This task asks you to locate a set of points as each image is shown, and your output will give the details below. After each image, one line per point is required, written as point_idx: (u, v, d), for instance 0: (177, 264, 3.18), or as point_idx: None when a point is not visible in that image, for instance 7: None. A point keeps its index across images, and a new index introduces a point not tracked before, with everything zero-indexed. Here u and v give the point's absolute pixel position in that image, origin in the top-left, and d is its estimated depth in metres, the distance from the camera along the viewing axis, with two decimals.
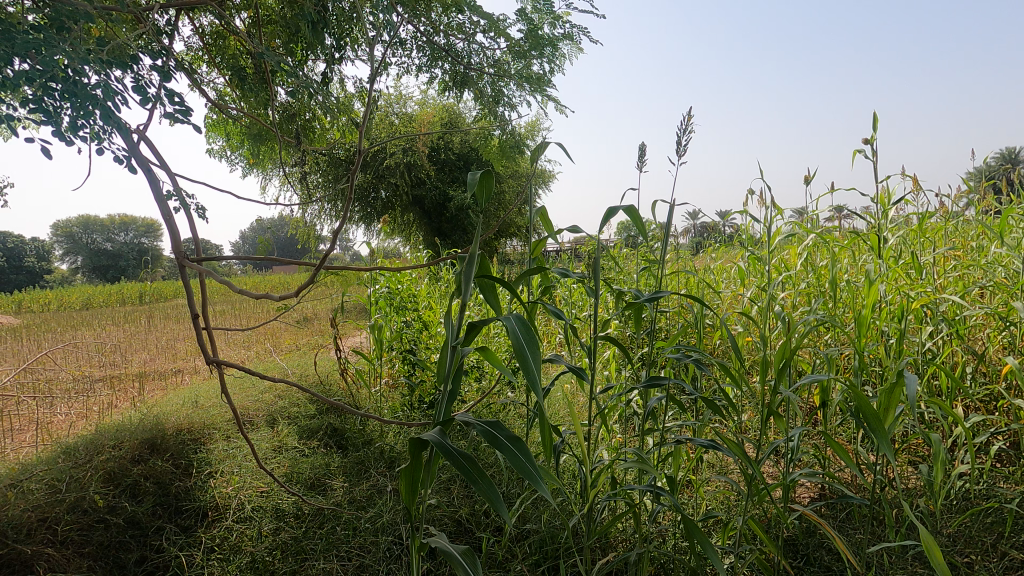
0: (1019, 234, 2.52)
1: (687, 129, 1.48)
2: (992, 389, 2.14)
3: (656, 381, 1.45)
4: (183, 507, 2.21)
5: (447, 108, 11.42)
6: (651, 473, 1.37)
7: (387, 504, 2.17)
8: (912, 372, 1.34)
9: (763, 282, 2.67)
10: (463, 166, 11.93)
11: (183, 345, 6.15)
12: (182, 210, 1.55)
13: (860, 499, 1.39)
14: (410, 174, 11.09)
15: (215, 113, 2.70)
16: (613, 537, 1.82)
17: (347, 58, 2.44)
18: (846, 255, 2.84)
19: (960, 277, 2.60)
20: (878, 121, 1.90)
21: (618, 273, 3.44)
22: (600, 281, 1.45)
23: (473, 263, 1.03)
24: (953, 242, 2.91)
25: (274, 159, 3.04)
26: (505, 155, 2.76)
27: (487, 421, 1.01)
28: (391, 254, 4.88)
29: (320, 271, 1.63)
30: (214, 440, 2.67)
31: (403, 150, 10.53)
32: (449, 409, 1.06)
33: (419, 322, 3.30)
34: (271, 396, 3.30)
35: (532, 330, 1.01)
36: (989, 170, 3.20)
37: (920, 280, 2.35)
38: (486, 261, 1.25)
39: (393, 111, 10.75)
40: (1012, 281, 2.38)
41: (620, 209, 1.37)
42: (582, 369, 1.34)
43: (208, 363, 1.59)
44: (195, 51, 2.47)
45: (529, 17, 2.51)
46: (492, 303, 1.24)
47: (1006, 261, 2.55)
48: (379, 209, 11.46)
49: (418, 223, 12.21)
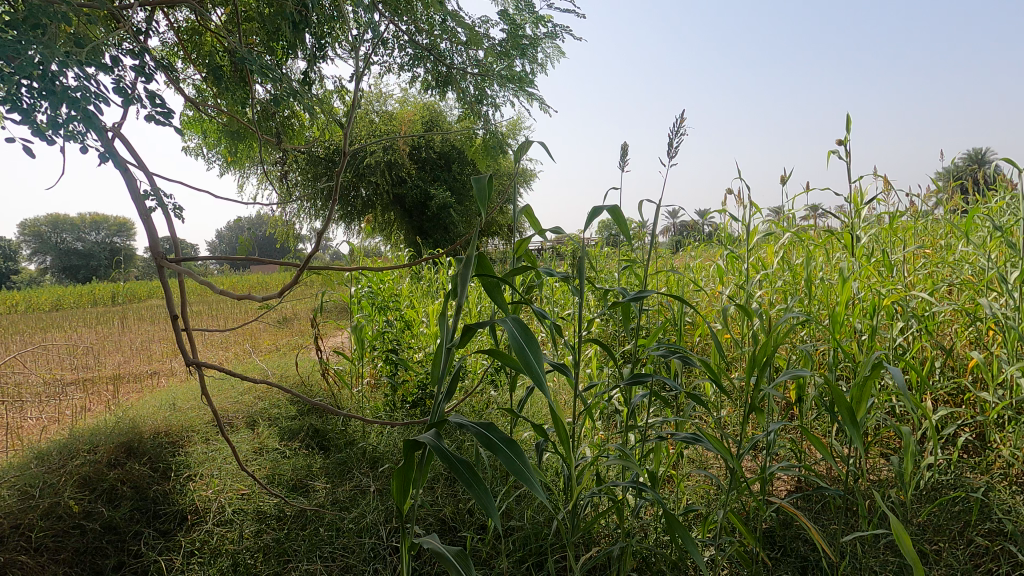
0: (985, 232, 2.62)
1: (679, 130, 1.47)
2: (960, 383, 2.22)
3: (640, 379, 1.47)
4: (162, 511, 2.17)
5: (428, 106, 11.38)
6: (635, 469, 1.39)
7: (370, 505, 2.16)
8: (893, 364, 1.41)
9: (741, 280, 2.72)
10: (444, 164, 11.89)
11: (158, 347, 6.04)
12: (160, 209, 1.53)
13: (834, 490, 1.45)
14: (391, 173, 11.05)
15: (190, 111, 2.66)
16: (596, 533, 1.84)
17: (327, 58, 2.42)
18: (821, 253, 2.91)
19: (929, 274, 2.69)
20: (850, 122, 2.00)
21: (599, 272, 3.47)
22: (586, 281, 1.46)
23: (470, 265, 1.03)
24: (922, 240, 3.00)
25: (252, 158, 3.00)
26: (486, 154, 2.77)
27: (482, 424, 1.01)
28: (372, 252, 4.85)
29: (304, 271, 1.62)
30: (193, 443, 2.62)
31: (384, 149, 10.49)
32: (444, 410, 1.06)
33: (401, 321, 3.30)
34: (251, 398, 3.26)
35: (531, 333, 1.01)
36: (957, 170, 3.31)
37: (891, 278, 2.42)
38: (487, 262, 1.24)
39: (373, 109, 10.69)
40: (978, 278, 2.47)
41: (604, 209, 1.39)
42: (567, 369, 1.37)
43: (188, 364, 1.57)
44: (170, 47, 2.43)
45: (510, 17, 2.51)
46: (493, 302, 1.23)
47: (972, 259, 2.64)
48: (360, 208, 11.38)
49: (399, 222, 12.14)
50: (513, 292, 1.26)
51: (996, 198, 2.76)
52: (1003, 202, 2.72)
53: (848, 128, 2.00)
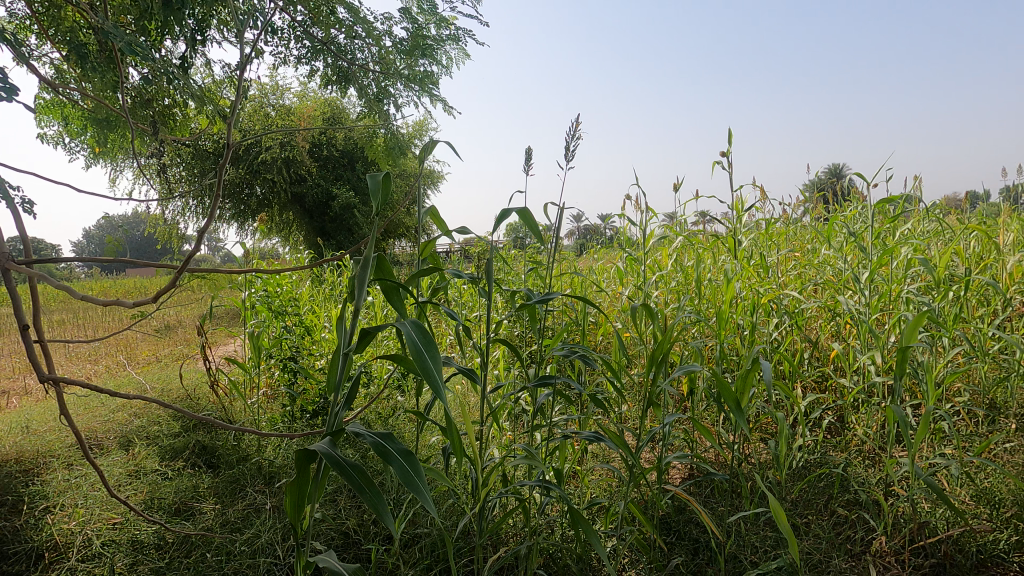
0: (841, 238, 2.97)
1: (574, 135, 1.61)
2: (824, 372, 2.50)
3: (545, 379, 1.50)
4: (11, 551, 1.89)
5: (329, 102, 10.93)
6: (540, 468, 1.42)
7: (266, 524, 2.02)
8: (768, 360, 1.55)
9: (639, 281, 2.87)
10: (347, 163, 11.49)
11: (8, 361, 5.27)
12: (3, 204, 1.33)
13: (721, 475, 1.57)
14: (289, 170, 10.48)
15: (46, 93, 2.35)
16: (504, 533, 1.85)
17: (213, 44, 2.25)
18: (708, 256, 3.15)
19: (798, 275, 3.00)
20: (731, 138, 2.31)
21: (507, 274, 3.51)
22: (493, 283, 1.46)
23: (368, 267, 0.99)
24: (792, 245, 3.35)
25: (125, 149, 2.72)
26: (389, 155, 2.71)
27: (379, 433, 0.98)
28: (269, 254, 4.56)
29: (185, 274, 1.49)
30: (51, 470, 2.31)
31: (281, 144, 9.93)
32: (341, 419, 1.02)
33: (300, 327, 3.13)
34: (125, 416, 2.93)
35: (430, 338, 1.00)
36: (819, 183, 3.74)
37: (768, 279, 2.68)
38: (388, 264, 1.20)
39: (268, 102, 10.08)
40: (837, 278, 2.79)
41: (511, 211, 1.42)
42: (473, 372, 1.37)
43: (42, 381, 1.37)
44: (19, 20, 2.13)
45: (413, 17, 2.48)
46: (394, 306, 1.19)
47: (832, 261, 2.98)
48: (254, 207, 10.67)
49: (298, 222, 11.54)
50: (415, 295, 1.23)
51: (849, 208, 3.14)
52: (855, 211, 3.10)
53: (729, 141, 2.30)
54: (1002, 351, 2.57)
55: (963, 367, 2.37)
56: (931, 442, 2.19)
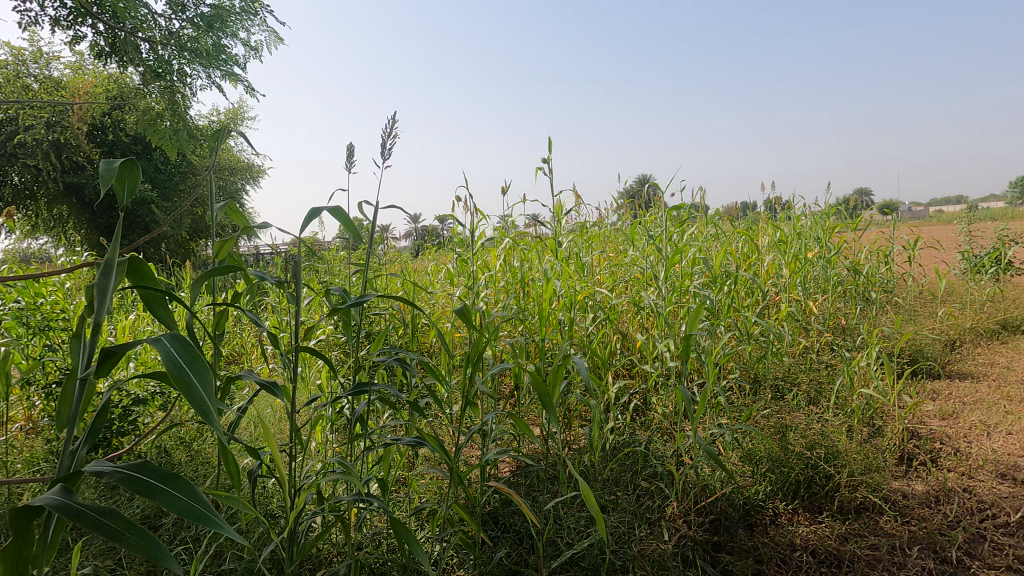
0: (644, 241, 3.35)
1: (392, 132, 1.56)
2: (634, 361, 2.81)
3: (363, 388, 1.43)
4: None
5: (117, 79, 9.34)
6: (357, 482, 1.34)
7: None
8: (579, 356, 1.67)
9: (469, 282, 2.93)
10: (143, 151, 9.93)
11: None
12: None
13: (540, 466, 1.65)
14: (61, 156, 8.73)
15: None
16: (323, 555, 1.72)
17: None
18: (534, 256, 3.33)
19: (610, 274, 3.32)
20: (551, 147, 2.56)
21: (334, 276, 3.32)
22: (302, 286, 1.30)
23: (110, 273, 0.84)
24: (606, 247, 3.70)
25: None
26: None
27: (132, 465, 0.83)
28: (30, 257, 3.74)
29: None
30: None
31: (49, 124, 8.22)
32: (79, 461, 0.86)
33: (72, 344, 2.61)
34: None
35: (194, 349, 0.88)
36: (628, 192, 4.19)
37: (584, 278, 2.92)
38: (147, 272, 1.04)
39: (28, 71, 8.28)
40: (641, 277, 3.15)
41: (323, 210, 1.34)
42: (277, 388, 1.27)
43: None
44: None
45: None
46: (156, 319, 1.02)
47: (637, 262, 3.35)
48: (11, 199, 8.68)
49: (76, 218, 9.67)
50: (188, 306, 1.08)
51: (650, 214, 3.56)
52: (654, 217, 3.53)
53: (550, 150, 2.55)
54: (761, 334, 3.13)
55: (734, 349, 2.83)
56: (712, 415, 2.57)
